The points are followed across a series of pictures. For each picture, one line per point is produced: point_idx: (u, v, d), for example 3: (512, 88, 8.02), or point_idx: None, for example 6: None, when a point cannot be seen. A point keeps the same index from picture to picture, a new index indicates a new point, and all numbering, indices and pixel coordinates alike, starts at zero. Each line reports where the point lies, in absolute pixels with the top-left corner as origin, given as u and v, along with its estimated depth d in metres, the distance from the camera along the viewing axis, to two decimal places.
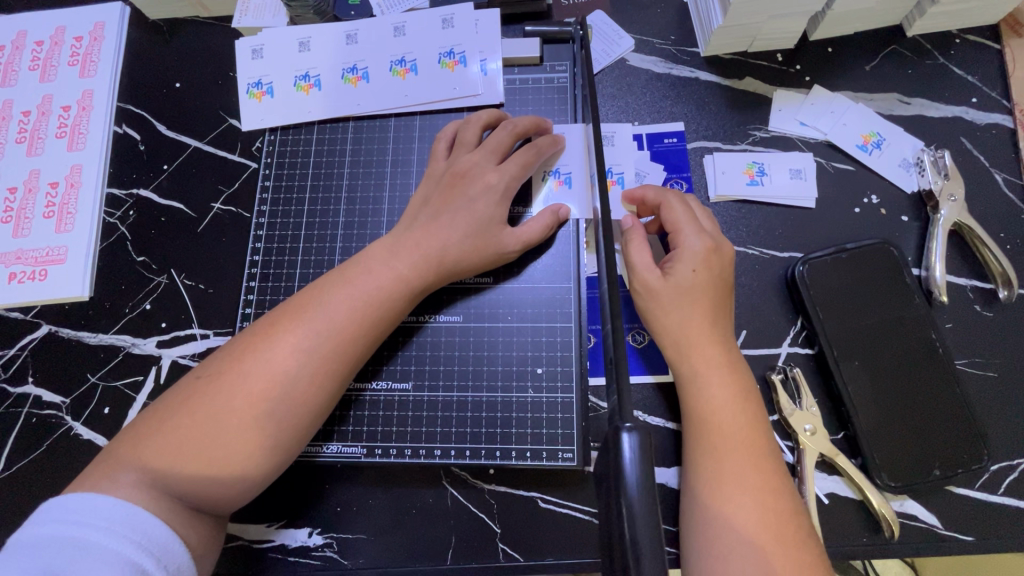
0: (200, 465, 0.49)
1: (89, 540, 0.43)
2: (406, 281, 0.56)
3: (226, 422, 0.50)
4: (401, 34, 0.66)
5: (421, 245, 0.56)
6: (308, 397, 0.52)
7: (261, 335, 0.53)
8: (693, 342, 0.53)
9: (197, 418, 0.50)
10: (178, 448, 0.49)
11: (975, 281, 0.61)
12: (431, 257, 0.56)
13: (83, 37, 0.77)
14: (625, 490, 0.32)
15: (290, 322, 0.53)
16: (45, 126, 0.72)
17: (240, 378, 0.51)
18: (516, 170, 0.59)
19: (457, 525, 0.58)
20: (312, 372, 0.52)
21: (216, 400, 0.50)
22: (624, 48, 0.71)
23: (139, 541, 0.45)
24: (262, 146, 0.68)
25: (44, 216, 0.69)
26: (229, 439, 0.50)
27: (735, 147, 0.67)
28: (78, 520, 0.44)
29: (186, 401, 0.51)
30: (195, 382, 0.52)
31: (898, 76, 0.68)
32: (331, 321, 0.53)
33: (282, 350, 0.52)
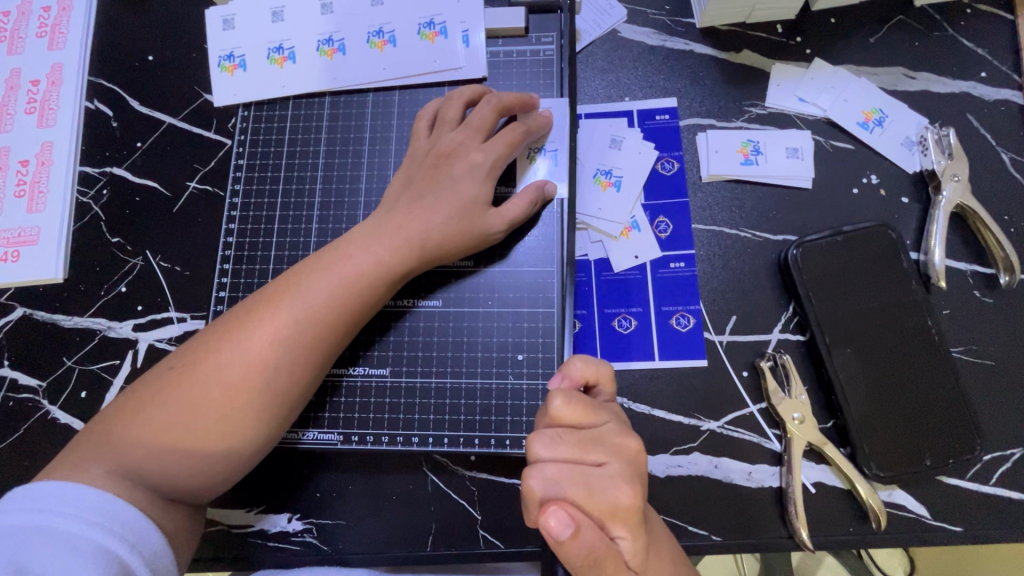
0: (178, 455, 0.49)
1: (57, 527, 0.42)
2: (385, 267, 0.54)
3: (203, 414, 0.49)
4: (379, 3, 0.63)
5: (401, 230, 0.54)
6: (286, 387, 0.51)
7: (236, 323, 0.51)
8: None
9: (175, 409, 0.49)
10: (154, 440, 0.48)
11: (976, 265, 0.58)
12: (413, 241, 0.54)
13: (51, 6, 0.73)
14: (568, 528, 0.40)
15: (267, 310, 0.51)
16: (14, 101, 0.70)
17: (214, 369, 0.50)
18: (501, 150, 0.56)
19: (438, 511, 0.57)
20: (289, 361, 0.50)
21: (190, 392, 0.49)
22: (615, 19, 0.67)
23: (112, 528, 0.44)
24: (237, 123, 0.66)
25: (15, 195, 0.67)
26: (206, 430, 0.49)
27: (730, 124, 0.64)
28: (47, 508, 0.43)
29: (161, 392, 0.50)
30: (168, 373, 0.51)
31: (904, 49, 0.65)
32: (310, 311, 0.51)
33: (258, 340, 0.50)
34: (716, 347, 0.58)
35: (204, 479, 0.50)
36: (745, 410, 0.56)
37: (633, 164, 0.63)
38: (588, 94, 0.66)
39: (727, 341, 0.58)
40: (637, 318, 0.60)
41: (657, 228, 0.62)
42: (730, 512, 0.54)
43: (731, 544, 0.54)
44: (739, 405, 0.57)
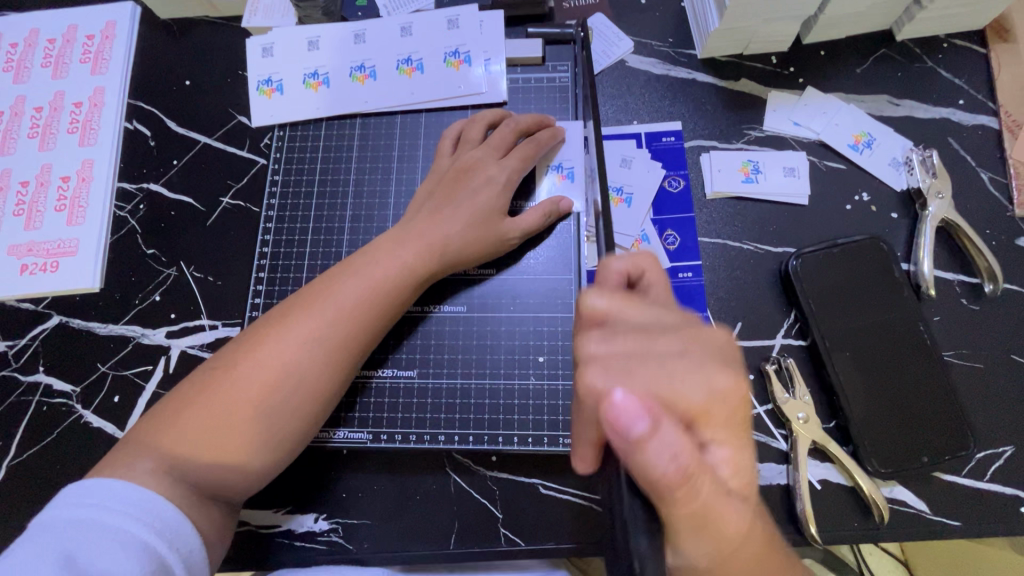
0: (215, 451, 0.51)
1: (105, 523, 0.45)
2: (410, 270, 0.57)
3: (241, 411, 0.51)
4: (407, 34, 0.68)
5: (423, 236, 0.58)
6: (318, 384, 0.53)
7: (271, 326, 0.54)
8: None
9: (214, 407, 0.51)
10: (195, 439, 0.51)
11: (962, 275, 0.63)
12: (435, 246, 0.58)
13: (95, 35, 0.78)
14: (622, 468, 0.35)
15: (301, 312, 0.54)
16: (58, 121, 0.74)
17: (252, 368, 0.52)
18: (516, 164, 0.61)
19: (460, 510, 0.59)
20: (323, 360, 0.54)
21: (230, 391, 0.52)
22: (623, 50, 0.73)
23: (153, 524, 0.46)
24: (271, 142, 0.70)
25: (56, 209, 0.71)
26: (244, 427, 0.51)
27: (731, 146, 0.69)
28: (95, 504, 0.46)
29: (200, 391, 0.52)
30: (207, 375, 0.53)
31: (888, 78, 0.70)
32: (341, 311, 0.55)
33: (293, 340, 0.53)
34: None
35: (241, 476, 0.52)
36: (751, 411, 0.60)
37: (642, 181, 0.67)
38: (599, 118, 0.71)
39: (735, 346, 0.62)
40: None
41: (666, 241, 0.66)
42: None
43: None
44: None
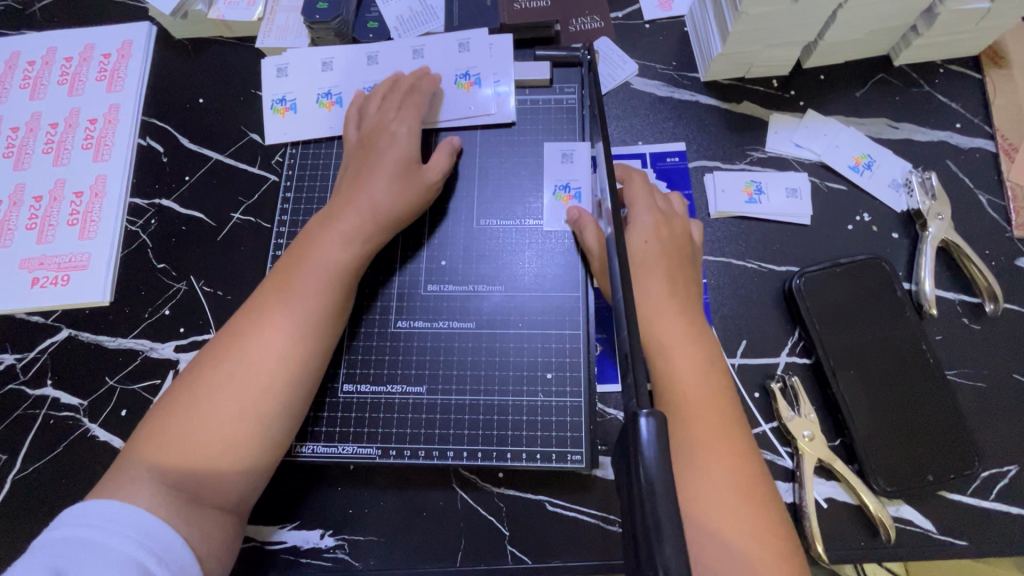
0: (196, 456, 0.50)
1: (100, 541, 0.44)
2: (358, 245, 0.59)
3: (216, 410, 0.51)
4: (419, 57, 0.71)
5: (354, 206, 0.60)
6: (292, 369, 0.54)
7: (239, 322, 0.55)
8: (655, 311, 0.56)
9: (188, 413, 0.51)
10: (174, 448, 0.50)
11: (963, 295, 0.64)
12: (368, 210, 0.60)
13: (111, 54, 0.80)
14: (643, 464, 0.32)
15: (263, 302, 0.56)
16: (72, 137, 0.75)
17: (225, 365, 0.53)
18: (412, 113, 0.65)
19: (467, 527, 0.58)
20: (292, 342, 0.54)
21: (206, 389, 0.52)
22: (628, 72, 0.75)
23: (148, 544, 0.45)
24: (284, 159, 0.72)
25: (68, 224, 0.72)
26: (222, 424, 0.51)
27: (734, 166, 0.70)
28: (92, 523, 0.45)
29: (174, 401, 0.52)
30: (179, 386, 0.53)
31: (887, 102, 0.72)
32: (299, 294, 0.56)
33: (261, 330, 0.54)
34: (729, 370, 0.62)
35: (231, 480, 0.51)
36: (758, 429, 0.60)
37: None
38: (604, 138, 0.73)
39: (739, 364, 0.62)
40: None
41: None
42: None
43: None
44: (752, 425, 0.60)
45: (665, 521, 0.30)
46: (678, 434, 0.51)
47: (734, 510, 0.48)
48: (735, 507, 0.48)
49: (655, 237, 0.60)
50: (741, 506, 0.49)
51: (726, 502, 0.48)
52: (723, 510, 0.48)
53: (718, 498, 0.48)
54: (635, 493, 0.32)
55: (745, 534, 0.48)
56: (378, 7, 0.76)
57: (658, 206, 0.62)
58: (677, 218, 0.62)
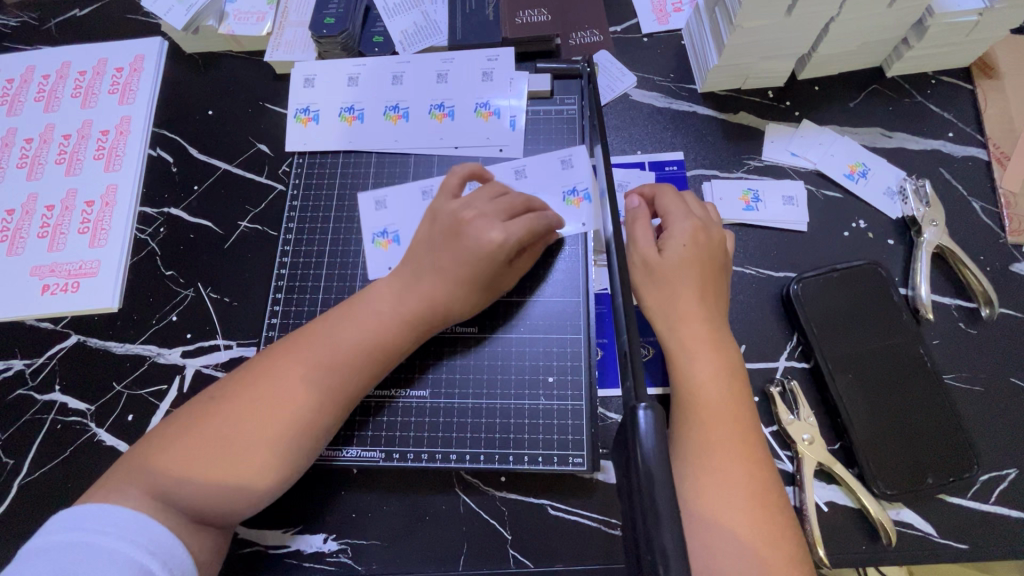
0: (215, 469, 0.51)
1: (100, 544, 0.46)
2: (406, 304, 0.58)
3: (241, 425, 0.52)
4: (443, 81, 0.73)
5: (424, 296, 0.58)
6: (314, 419, 0.54)
7: (270, 360, 0.56)
8: (682, 316, 0.57)
9: (214, 426, 0.52)
10: (198, 458, 0.51)
11: (959, 300, 0.65)
12: (437, 304, 0.58)
13: (123, 68, 0.82)
14: (642, 454, 0.33)
15: (300, 352, 0.56)
16: (84, 148, 0.77)
17: (252, 399, 0.53)
18: (517, 232, 0.58)
19: (469, 531, 0.59)
20: (320, 392, 0.55)
21: (228, 416, 0.53)
22: (626, 84, 0.76)
23: (146, 546, 0.47)
24: (290, 168, 0.74)
25: (79, 232, 0.73)
26: (246, 442, 0.52)
27: (732, 175, 0.72)
28: (90, 528, 0.47)
29: (205, 415, 0.53)
30: (211, 401, 0.54)
31: (881, 112, 0.74)
32: (343, 339, 0.57)
33: (291, 375, 0.55)
34: None
35: (245, 492, 0.52)
36: None
37: None
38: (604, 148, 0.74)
39: None
40: (653, 346, 0.64)
41: None
42: None
43: None
44: None
45: (663, 508, 0.31)
46: (696, 439, 0.53)
47: (748, 513, 0.49)
48: (749, 509, 0.49)
49: (691, 243, 0.59)
50: (756, 511, 0.49)
51: (741, 508, 0.49)
52: (735, 511, 0.49)
53: (732, 500, 0.50)
54: (635, 484, 0.33)
55: (753, 536, 0.48)
56: (383, 22, 0.78)
57: (695, 214, 0.61)
58: (714, 226, 0.61)
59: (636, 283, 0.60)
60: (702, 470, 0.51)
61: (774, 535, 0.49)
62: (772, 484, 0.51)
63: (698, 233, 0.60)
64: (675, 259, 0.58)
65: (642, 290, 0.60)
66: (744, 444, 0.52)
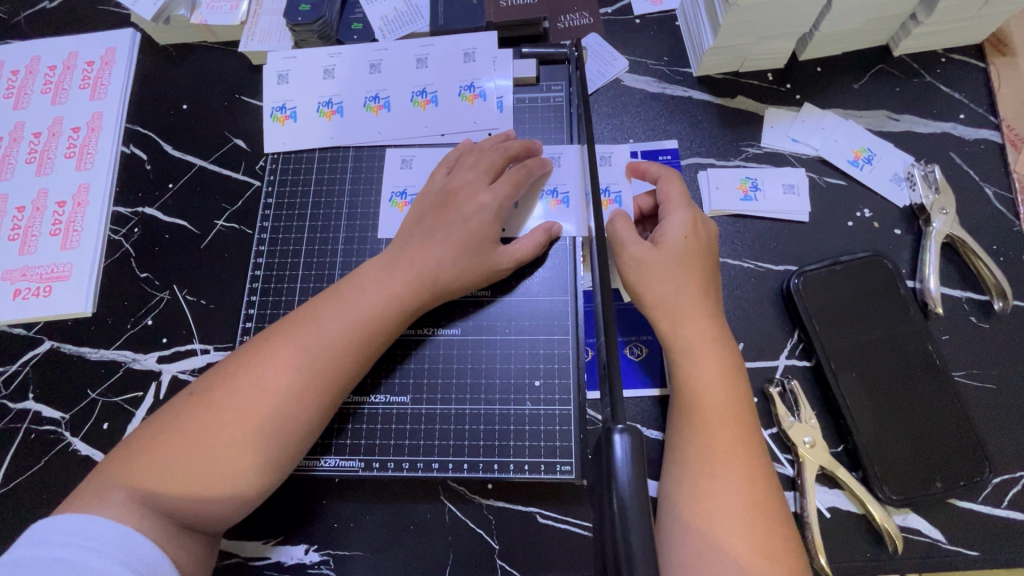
0: (188, 479, 0.48)
1: (79, 560, 0.42)
2: (398, 298, 0.55)
3: (215, 433, 0.49)
4: (423, 66, 0.70)
5: (415, 263, 0.57)
6: (298, 415, 0.51)
7: (252, 354, 0.53)
8: (684, 311, 0.54)
9: (188, 432, 0.49)
10: (170, 466, 0.48)
11: (970, 292, 0.61)
12: (425, 275, 0.56)
13: (94, 61, 0.79)
14: (615, 485, 0.30)
15: (281, 342, 0.53)
16: (55, 146, 0.74)
17: (219, 405, 0.50)
18: (507, 190, 0.60)
19: (455, 541, 0.56)
20: (303, 385, 0.51)
21: (204, 416, 0.49)
22: (618, 69, 0.73)
23: (123, 558, 0.43)
24: (266, 165, 0.71)
25: (51, 234, 0.70)
26: (220, 451, 0.48)
27: (729, 163, 0.68)
28: (72, 540, 0.43)
29: (179, 418, 0.50)
30: (187, 401, 0.51)
31: (887, 94, 0.70)
32: (327, 337, 0.53)
33: (272, 367, 0.51)
34: None
35: (220, 506, 0.49)
36: None
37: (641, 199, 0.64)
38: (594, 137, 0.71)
39: None
40: (647, 345, 0.61)
41: None
42: None
43: None
44: None
45: (637, 549, 0.28)
46: (697, 442, 0.50)
47: (745, 521, 0.46)
48: (747, 518, 0.47)
49: (691, 236, 0.57)
50: (756, 520, 0.47)
51: (740, 514, 0.47)
52: (732, 521, 0.46)
53: (732, 509, 0.47)
54: (606, 516, 0.30)
55: (753, 548, 0.45)
56: (362, 8, 0.74)
57: (695, 207, 0.59)
58: (709, 221, 0.59)
59: (631, 281, 0.56)
60: (700, 475, 0.49)
61: (776, 543, 0.46)
62: (772, 494, 0.48)
63: (696, 225, 0.57)
64: (675, 250, 0.56)
65: (644, 290, 0.55)
66: (744, 446, 0.50)
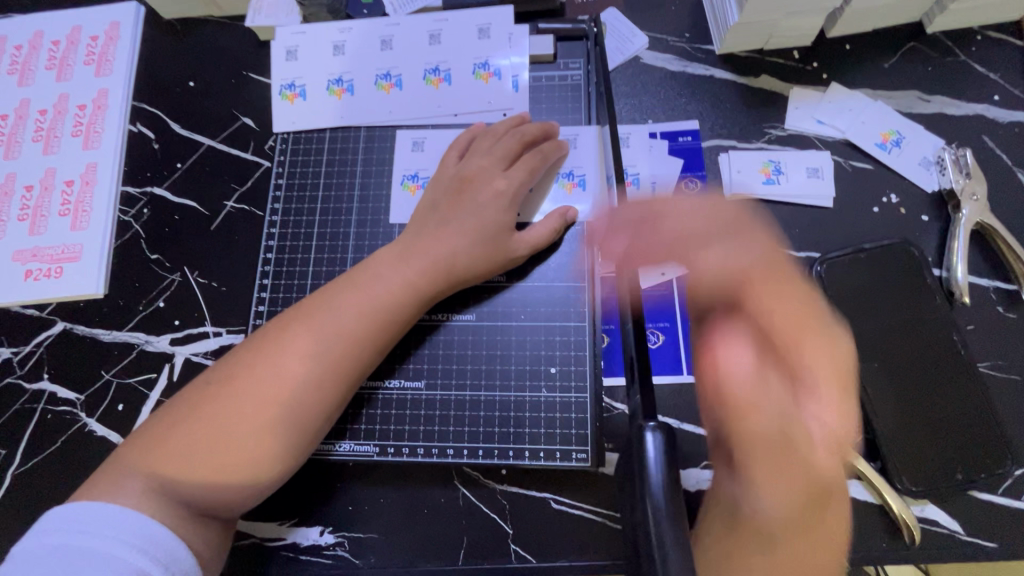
0: (206, 467, 0.48)
1: (98, 550, 0.43)
2: (414, 287, 0.55)
3: (232, 423, 0.49)
4: (436, 42, 0.67)
5: (429, 252, 0.56)
6: (315, 404, 0.51)
7: (269, 341, 0.52)
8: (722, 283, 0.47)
9: (206, 421, 0.49)
10: (188, 455, 0.48)
11: (998, 281, 0.60)
12: (441, 264, 0.55)
13: (98, 36, 0.77)
14: (649, 486, 0.30)
15: (298, 329, 0.52)
16: (62, 124, 0.73)
17: (235, 396, 0.50)
18: (522, 176, 0.58)
19: (469, 525, 0.57)
20: (321, 373, 0.51)
21: (221, 405, 0.49)
22: (638, 46, 0.70)
23: (140, 545, 0.44)
24: (276, 145, 0.69)
25: (60, 214, 0.70)
26: (239, 440, 0.49)
27: (751, 145, 0.66)
28: (89, 531, 0.44)
29: (195, 406, 0.50)
30: (204, 389, 0.51)
31: (919, 73, 0.67)
32: (343, 326, 0.52)
33: (290, 355, 0.51)
34: None
35: (238, 494, 0.49)
36: None
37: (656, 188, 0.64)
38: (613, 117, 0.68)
39: None
40: (664, 332, 0.61)
41: None
42: None
43: None
44: None
45: (670, 550, 0.27)
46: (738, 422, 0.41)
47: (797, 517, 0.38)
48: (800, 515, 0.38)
49: (708, 217, 0.54)
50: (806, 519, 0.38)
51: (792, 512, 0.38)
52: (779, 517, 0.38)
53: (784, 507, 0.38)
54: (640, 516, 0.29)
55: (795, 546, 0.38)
56: None
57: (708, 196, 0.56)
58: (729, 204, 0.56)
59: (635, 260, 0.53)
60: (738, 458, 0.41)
61: (839, 544, 0.41)
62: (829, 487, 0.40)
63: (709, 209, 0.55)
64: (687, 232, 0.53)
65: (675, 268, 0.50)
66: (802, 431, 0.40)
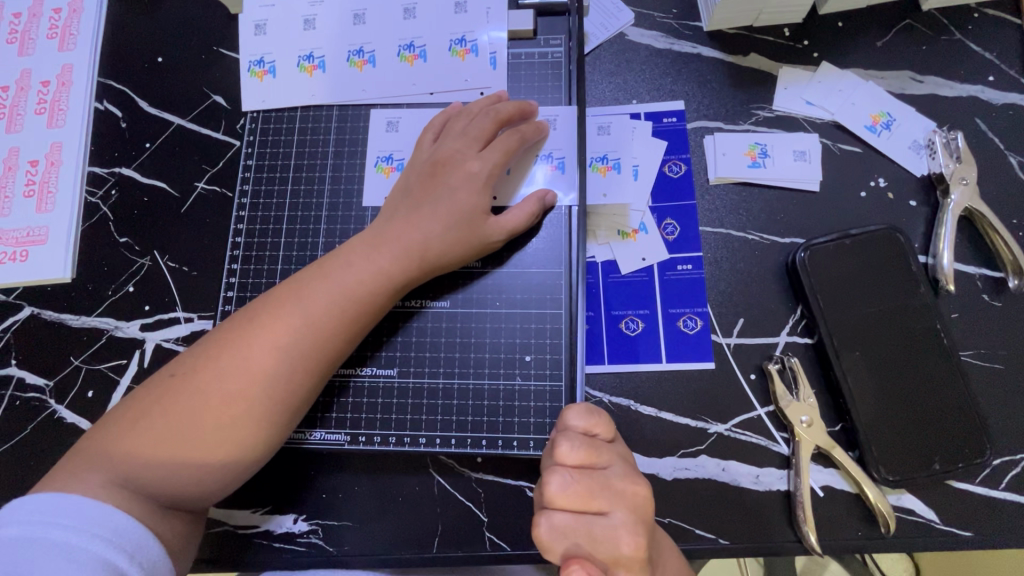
0: (173, 460, 0.47)
1: (57, 540, 0.41)
2: (386, 275, 0.53)
3: (198, 416, 0.48)
4: (411, 16, 0.64)
5: (402, 238, 0.54)
6: (284, 396, 0.49)
7: (235, 332, 0.50)
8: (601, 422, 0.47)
9: (171, 414, 0.48)
10: (153, 449, 0.47)
11: (985, 269, 0.58)
12: (413, 250, 0.54)
13: (62, 8, 0.74)
14: None
15: (265, 319, 0.50)
16: (25, 102, 0.70)
17: (200, 388, 0.48)
18: (498, 158, 0.56)
19: (444, 513, 0.56)
20: (288, 365, 0.49)
21: (186, 398, 0.48)
22: (622, 22, 0.67)
23: (103, 534, 0.43)
24: (246, 125, 0.67)
25: (25, 195, 0.67)
26: (205, 433, 0.47)
27: (737, 127, 0.64)
28: (47, 521, 0.42)
29: (160, 398, 0.48)
30: (168, 381, 0.49)
31: (913, 52, 0.65)
32: (312, 315, 0.51)
33: (257, 346, 0.49)
34: (724, 350, 0.58)
35: (206, 485, 0.48)
36: (752, 413, 0.56)
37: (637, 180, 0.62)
38: (595, 97, 0.66)
39: (735, 344, 0.58)
40: (643, 320, 0.59)
41: (665, 230, 0.62)
42: (737, 515, 0.54)
43: (740, 547, 0.54)
44: (747, 408, 0.56)
45: None
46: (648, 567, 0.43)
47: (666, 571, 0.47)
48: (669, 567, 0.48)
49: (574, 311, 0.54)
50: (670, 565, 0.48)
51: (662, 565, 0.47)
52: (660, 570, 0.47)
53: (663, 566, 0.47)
54: None
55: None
56: None
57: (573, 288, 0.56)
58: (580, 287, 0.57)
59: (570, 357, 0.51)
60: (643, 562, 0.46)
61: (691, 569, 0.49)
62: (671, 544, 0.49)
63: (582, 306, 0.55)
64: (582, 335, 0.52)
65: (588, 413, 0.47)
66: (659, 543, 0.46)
